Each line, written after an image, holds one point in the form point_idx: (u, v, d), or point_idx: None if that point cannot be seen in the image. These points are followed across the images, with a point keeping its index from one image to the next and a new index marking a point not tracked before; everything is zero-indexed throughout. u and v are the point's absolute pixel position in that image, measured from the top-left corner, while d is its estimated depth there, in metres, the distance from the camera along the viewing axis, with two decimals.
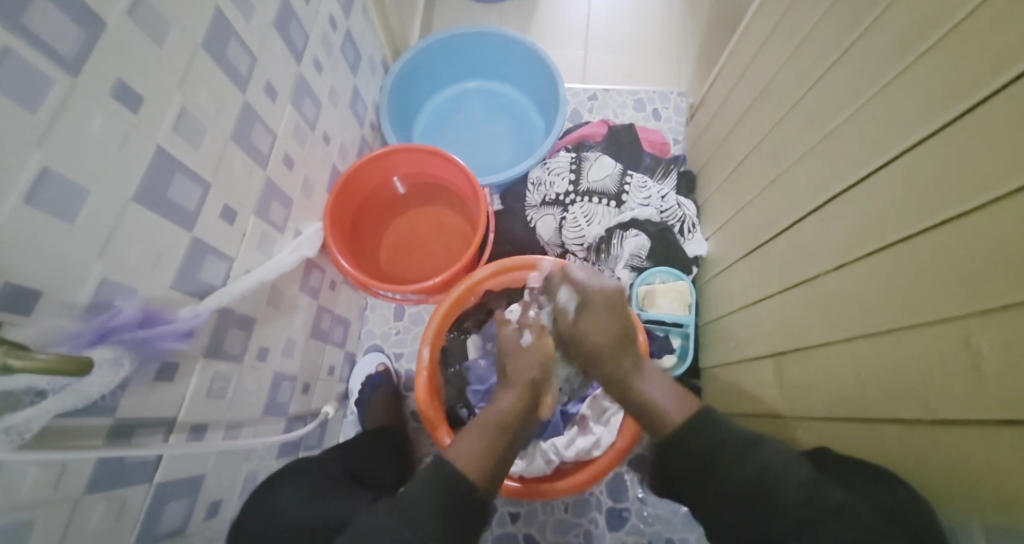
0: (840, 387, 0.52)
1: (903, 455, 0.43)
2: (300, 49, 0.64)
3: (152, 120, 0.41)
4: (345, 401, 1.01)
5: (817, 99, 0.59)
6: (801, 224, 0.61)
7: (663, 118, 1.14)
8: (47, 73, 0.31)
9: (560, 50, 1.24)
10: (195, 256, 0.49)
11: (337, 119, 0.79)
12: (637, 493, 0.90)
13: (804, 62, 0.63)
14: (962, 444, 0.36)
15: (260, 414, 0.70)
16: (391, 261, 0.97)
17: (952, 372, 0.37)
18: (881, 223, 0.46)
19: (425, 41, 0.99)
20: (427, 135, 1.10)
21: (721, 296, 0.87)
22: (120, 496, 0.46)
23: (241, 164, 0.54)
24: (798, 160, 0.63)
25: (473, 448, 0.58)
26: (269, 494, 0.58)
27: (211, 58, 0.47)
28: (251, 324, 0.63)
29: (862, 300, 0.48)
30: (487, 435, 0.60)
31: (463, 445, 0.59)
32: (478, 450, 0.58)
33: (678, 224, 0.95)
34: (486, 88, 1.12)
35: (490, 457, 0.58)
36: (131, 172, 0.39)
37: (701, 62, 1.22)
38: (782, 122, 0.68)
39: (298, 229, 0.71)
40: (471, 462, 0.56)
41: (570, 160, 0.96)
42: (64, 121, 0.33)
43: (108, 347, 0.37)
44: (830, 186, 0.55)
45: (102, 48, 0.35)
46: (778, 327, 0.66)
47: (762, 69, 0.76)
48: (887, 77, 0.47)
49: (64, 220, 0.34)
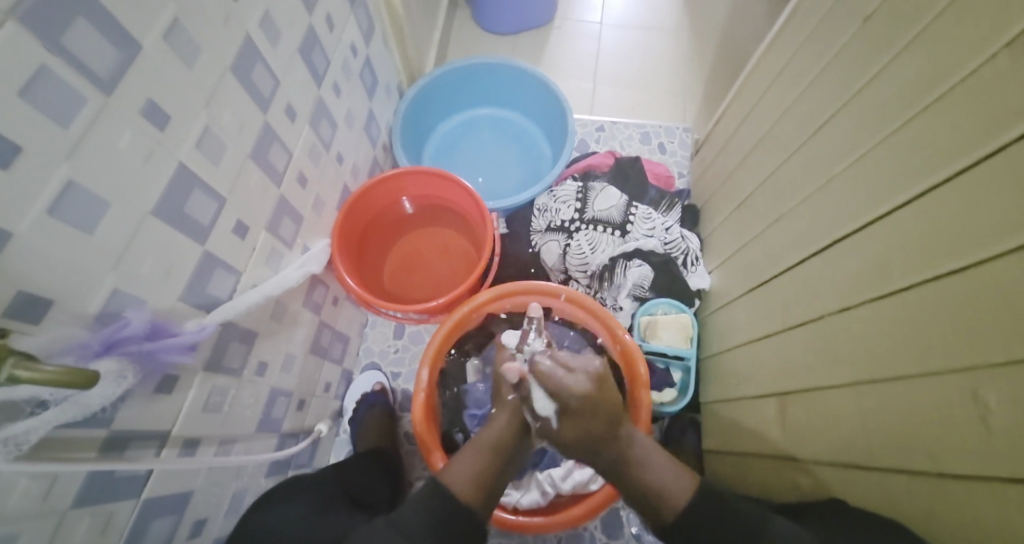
0: (845, 431, 0.51)
1: (911, 506, 0.43)
2: (321, 72, 0.66)
3: (176, 137, 0.42)
4: (339, 419, 1.00)
5: (822, 144, 0.61)
6: (805, 265, 0.62)
7: (668, 151, 1.17)
8: (81, 90, 0.32)
9: (570, 82, 1.28)
10: (205, 269, 0.49)
11: (351, 139, 0.81)
12: (631, 528, 0.89)
13: (810, 107, 0.65)
14: (971, 497, 0.36)
15: (254, 430, 0.69)
16: (394, 280, 0.97)
17: (960, 423, 0.37)
18: (886, 270, 0.46)
19: (441, 68, 1.02)
20: (437, 157, 1.12)
21: (722, 331, 0.87)
22: (107, 510, 0.45)
23: (257, 180, 0.55)
24: (802, 201, 0.64)
25: (469, 472, 0.56)
26: (259, 515, 0.57)
27: (237, 80, 0.48)
28: (252, 338, 0.63)
29: (867, 344, 0.48)
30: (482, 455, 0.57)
31: (457, 462, 0.57)
32: (474, 473, 0.56)
33: (682, 256, 0.96)
34: (497, 115, 1.15)
35: (484, 482, 0.56)
36: (151, 185, 0.40)
37: (707, 100, 1.25)
38: (787, 163, 0.70)
39: (306, 245, 0.71)
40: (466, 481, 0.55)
41: (577, 188, 0.98)
42: (92, 136, 0.34)
43: (114, 359, 0.37)
44: (835, 229, 0.56)
45: (135, 67, 0.36)
46: (780, 366, 0.66)
47: (767, 111, 0.78)
48: (892, 128, 0.48)
49: (82, 230, 0.34)
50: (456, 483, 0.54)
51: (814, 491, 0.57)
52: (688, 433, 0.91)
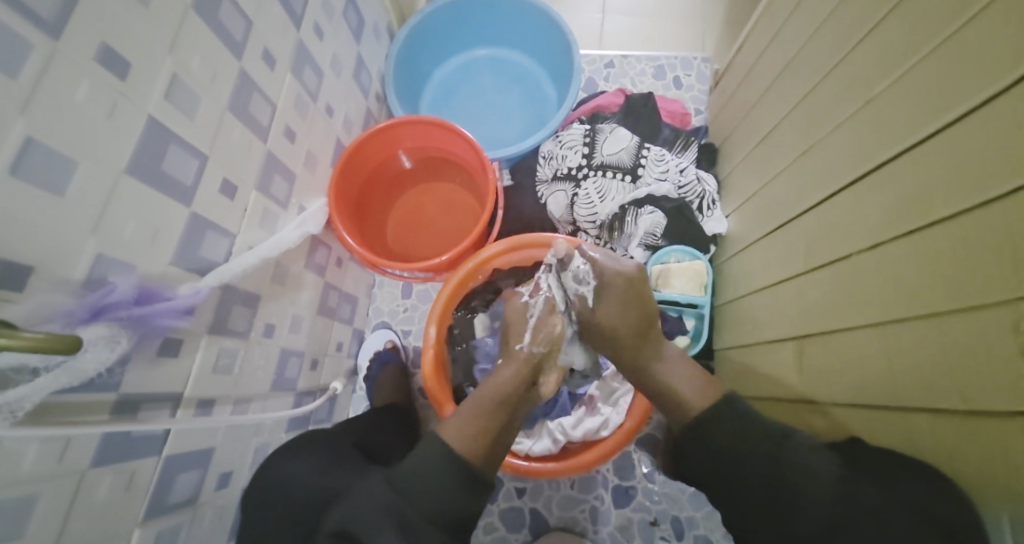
0: (866, 375, 0.50)
1: (936, 447, 0.41)
2: (299, 11, 0.61)
3: (142, 87, 0.39)
4: (354, 376, 1.02)
5: (861, 62, 0.55)
6: (832, 201, 0.58)
7: (684, 86, 1.09)
8: (27, 36, 0.29)
9: (576, 14, 1.18)
10: (195, 231, 0.47)
11: (339, 88, 0.76)
12: (642, 470, 0.90)
13: (849, 20, 0.58)
14: (1002, 437, 0.34)
15: (268, 389, 0.70)
16: (398, 237, 0.95)
17: (999, 360, 0.34)
18: (927, 201, 0.42)
19: (433, 5, 0.95)
20: (435, 105, 1.07)
21: (739, 277, 0.84)
22: (129, 469, 0.46)
23: (240, 135, 0.52)
24: (835, 130, 0.59)
25: (469, 426, 0.56)
26: (279, 468, 0.59)
27: (204, 22, 0.44)
28: (256, 299, 0.62)
29: (900, 282, 0.45)
30: (480, 414, 0.58)
31: (455, 418, 0.58)
32: (476, 426, 0.56)
33: (697, 200, 0.91)
34: (497, 56, 1.07)
35: (487, 433, 0.57)
36: (123, 143, 0.38)
37: (728, 26, 1.15)
38: (818, 88, 0.63)
39: (301, 204, 0.69)
40: (464, 435, 0.55)
41: (584, 132, 0.92)
42: (46, 87, 0.31)
43: (104, 324, 0.36)
44: (870, 159, 0.51)
45: (84, 8, 0.33)
46: (800, 310, 0.63)
47: (798, 30, 0.71)
48: (942, 37, 0.42)
49: (53, 192, 0.33)
50: (457, 438, 0.55)
51: (831, 433, 0.56)
52: None
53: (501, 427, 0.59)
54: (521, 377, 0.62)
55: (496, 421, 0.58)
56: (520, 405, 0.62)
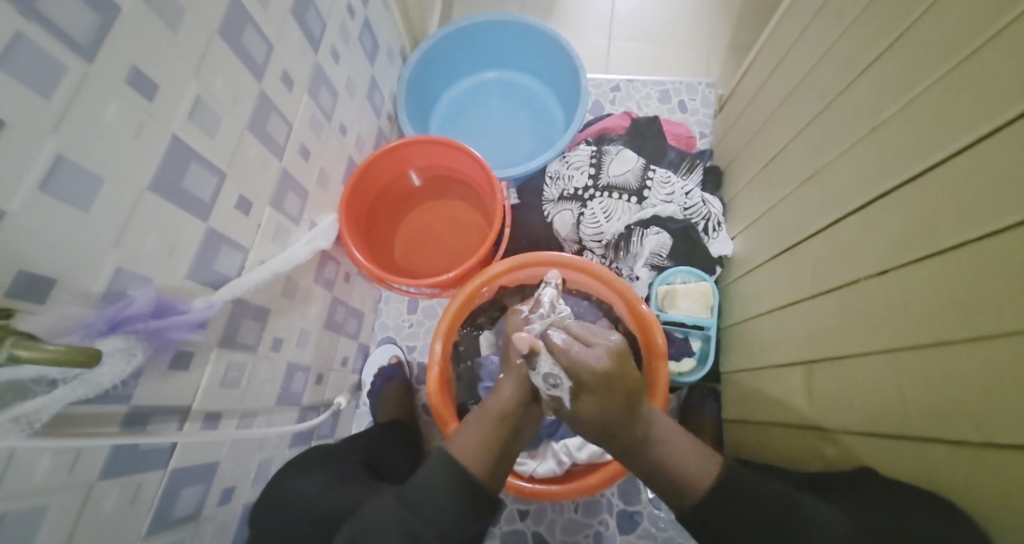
0: (878, 401, 0.49)
1: (953, 479, 0.40)
2: (318, 36, 0.63)
3: (168, 108, 0.40)
4: (358, 392, 1.02)
5: (865, 90, 0.56)
6: (840, 225, 0.58)
7: (689, 110, 1.11)
8: (62, 58, 0.30)
9: (582, 39, 1.21)
10: (211, 246, 0.48)
11: (353, 109, 0.79)
12: (647, 495, 0.89)
13: (853, 49, 0.59)
14: (1016, 466, 0.34)
15: (274, 404, 0.70)
16: (406, 254, 0.96)
17: (1011, 389, 0.34)
18: (935, 227, 0.43)
19: (445, 30, 0.98)
20: (445, 125, 1.09)
21: (745, 300, 0.84)
22: (135, 482, 0.46)
23: (257, 154, 0.53)
24: (840, 155, 0.60)
25: (474, 443, 0.56)
26: (283, 485, 0.58)
27: (228, 46, 0.46)
28: (266, 314, 0.63)
29: (910, 307, 0.45)
30: (488, 431, 0.57)
31: (460, 435, 0.57)
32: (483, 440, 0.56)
33: (702, 222, 0.92)
34: (505, 79, 1.10)
35: (492, 449, 0.56)
36: (146, 160, 0.39)
37: (732, 53, 1.17)
38: (824, 114, 0.64)
39: (313, 220, 0.70)
40: (470, 452, 0.55)
41: (591, 153, 0.94)
42: (78, 107, 0.32)
43: (121, 336, 0.37)
44: (877, 185, 0.52)
45: (117, 33, 0.34)
46: (809, 333, 0.63)
47: (803, 58, 0.72)
48: (947, 67, 0.43)
49: (78, 207, 0.34)
50: (462, 456, 0.54)
51: (841, 461, 0.56)
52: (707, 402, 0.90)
53: (506, 443, 0.58)
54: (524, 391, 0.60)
55: (501, 437, 0.57)
56: (524, 421, 0.60)
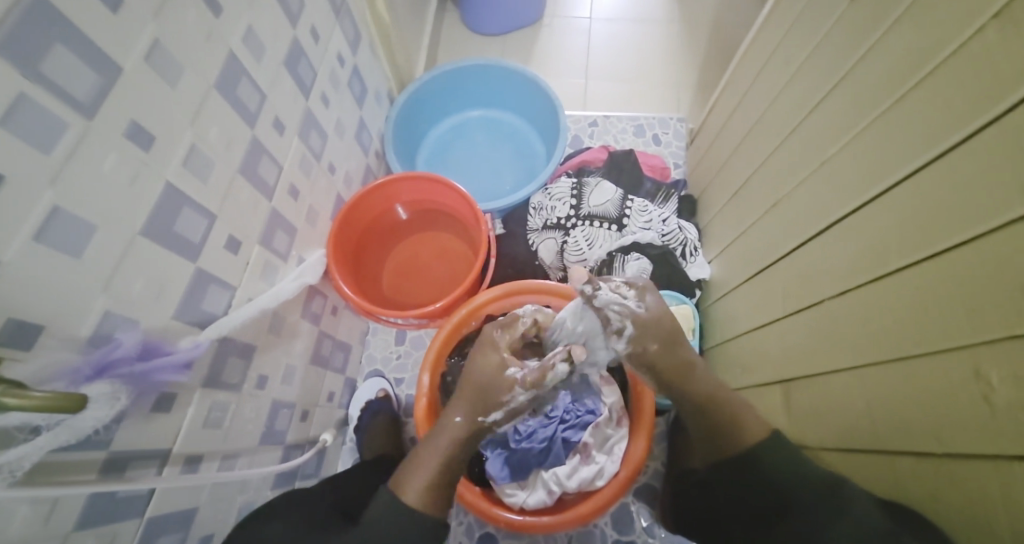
0: (848, 420, 0.51)
1: (920, 491, 0.42)
2: (309, 83, 0.66)
3: (163, 156, 0.42)
4: (344, 427, 1.00)
5: (815, 127, 0.60)
6: (801, 251, 0.62)
7: (663, 143, 1.16)
8: (63, 116, 0.32)
9: (561, 78, 1.27)
10: (199, 286, 0.49)
11: (342, 148, 0.81)
12: (641, 523, 0.88)
13: (803, 90, 0.64)
14: (974, 475, 0.36)
15: (257, 443, 0.69)
16: (393, 285, 0.97)
17: (963, 402, 0.36)
18: (883, 252, 0.46)
19: (430, 72, 1.02)
20: (431, 160, 1.12)
21: (724, 321, 0.87)
22: (111, 532, 0.45)
23: (247, 195, 0.55)
24: (798, 187, 0.63)
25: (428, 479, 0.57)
26: (266, 527, 0.57)
27: (223, 96, 0.48)
28: (251, 351, 0.63)
29: (868, 329, 0.48)
30: (439, 465, 0.58)
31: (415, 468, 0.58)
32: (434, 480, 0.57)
33: (680, 247, 0.95)
34: (489, 115, 1.14)
35: (441, 487, 0.58)
36: (139, 207, 0.40)
37: (700, 89, 1.24)
38: (781, 148, 0.69)
39: (301, 256, 0.71)
40: (423, 490, 0.56)
41: (571, 186, 0.97)
42: (77, 160, 0.34)
43: (106, 381, 0.37)
44: (830, 215, 0.55)
45: (117, 89, 0.36)
46: (782, 355, 0.65)
47: (759, 97, 0.78)
48: (884, 107, 0.47)
49: (71, 255, 0.34)
50: (413, 493, 0.56)
51: None
52: None
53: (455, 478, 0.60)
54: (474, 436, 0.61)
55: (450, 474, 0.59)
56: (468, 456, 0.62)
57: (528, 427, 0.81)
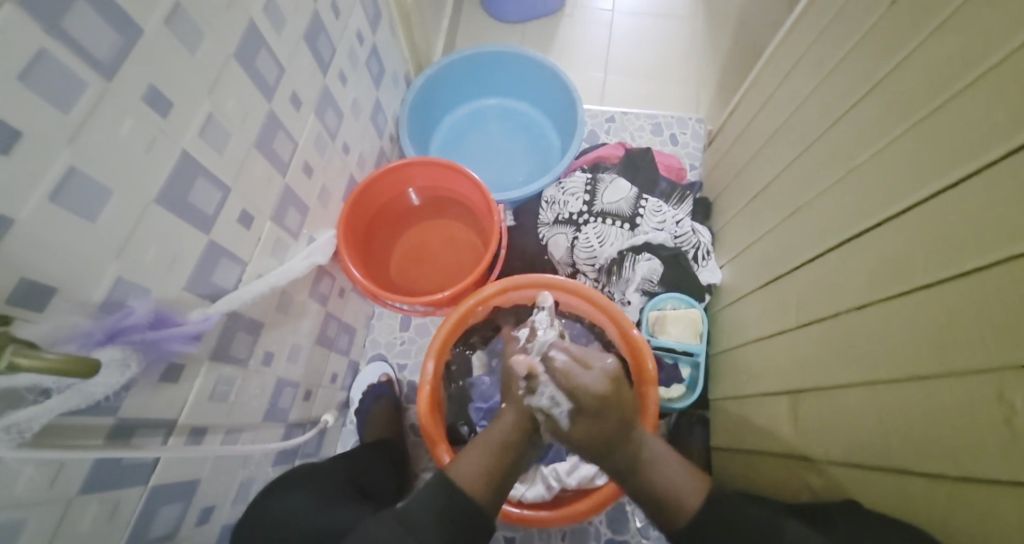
0: (860, 434, 0.50)
1: (929, 512, 0.41)
2: (327, 59, 0.65)
3: (179, 125, 0.41)
4: (346, 409, 1.00)
5: (844, 134, 0.59)
6: (820, 260, 0.60)
7: (680, 143, 1.15)
8: (82, 74, 0.31)
9: (580, 72, 1.26)
10: (210, 259, 0.49)
11: (357, 129, 0.80)
12: (636, 524, 0.88)
13: (833, 95, 0.63)
14: (989, 499, 0.35)
15: (260, 420, 0.69)
16: (401, 272, 0.97)
17: (983, 425, 0.36)
18: (910, 264, 0.45)
19: (449, 58, 1.01)
20: (445, 147, 1.11)
21: (733, 328, 0.86)
22: (114, 497, 0.45)
23: (262, 170, 0.55)
24: (821, 193, 0.62)
25: (480, 469, 0.55)
26: (266, 504, 0.57)
27: (241, 67, 0.48)
28: (258, 328, 0.63)
29: (888, 342, 0.47)
30: (491, 457, 0.57)
31: (464, 461, 0.56)
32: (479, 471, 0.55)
33: (692, 250, 0.94)
34: (505, 106, 1.13)
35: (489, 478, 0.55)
36: (154, 174, 0.40)
37: (721, 90, 1.22)
38: (805, 155, 0.68)
39: (311, 236, 0.71)
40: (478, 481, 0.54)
41: (586, 181, 0.96)
42: (94, 121, 0.33)
43: (117, 347, 0.37)
44: (854, 224, 0.54)
45: (136, 52, 0.35)
46: (793, 363, 0.64)
47: (786, 101, 0.76)
48: (920, 116, 0.46)
49: (85, 218, 0.34)
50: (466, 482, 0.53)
51: (826, 492, 0.56)
52: (695, 430, 0.90)
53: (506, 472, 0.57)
54: (523, 423, 0.59)
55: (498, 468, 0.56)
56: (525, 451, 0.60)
57: None
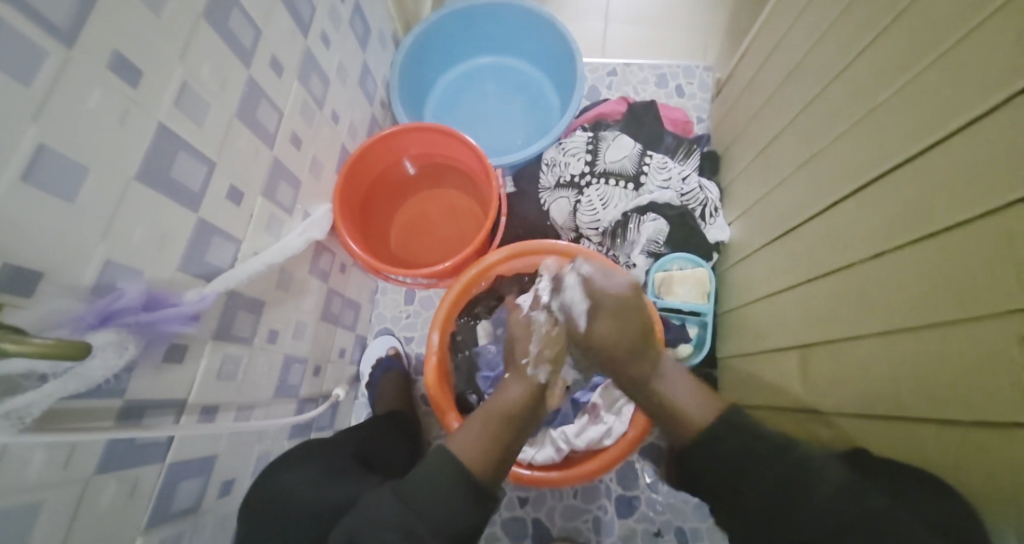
0: (871, 385, 0.50)
1: (941, 460, 0.41)
2: (307, 20, 0.62)
3: (153, 95, 0.39)
4: (357, 383, 1.01)
5: (862, 72, 0.55)
6: (835, 209, 0.58)
7: (686, 94, 1.10)
8: (40, 43, 0.29)
9: (579, 23, 1.19)
10: (203, 236, 0.48)
11: (346, 96, 0.77)
12: (646, 481, 0.90)
13: (850, 30, 0.58)
14: (1005, 446, 0.34)
15: (272, 396, 0.70)
16: (402, 243, 0.96)
17: (1000, 371, 0.34)
18: (930, 208, 0.42)
19: (438, 14, 0.96)
20: (439, 112, 1.07)
21: (741, 285, 0.85)
22: (132, 476, 0.46)
23: (248, 142, 0.52)
24: (835, 139, 0.59)
25: (479, 440, 0.57)
26: (282, 475, 0.58)
27: (214, 30, 0.45)
28: (260, 306, 0.62)
29: (903, 291, 0.45)
30: (487, 427, 0.58)
31: (462, 434, 0.58)
32: (483, 440, 0.57)
33: (699, 208, 0.91)
34: (500, 64, 1.08)
35: (493, 447, 0.56)
36: (133, 150, 0.38)
37: (728, 35, 1.16)
38: (821, 96, 0.63)
39: (307, 210, 0.69)
40: (476, 451, 0.55)
41: (587, 139, 0.93)
42: (60, 94, 0.31)
43: (112, 330, 0.36)
44: (871, 168, 0.52)
45: (97, 17, 0.33)
46: (804, 316, 0.63)
47: (800, 40, 0.71)
48: (943, 48, 0.43)
49: (64, 198, 0.33)
50: (465, 453, 0.55)
51: (835, 442, 0.55)
52: None
53: (510, 440, 0.59)
54: (531, 393, 0.62)
55: (501, 436, 0.58)
56: (529, 419, 0.62)
57: None
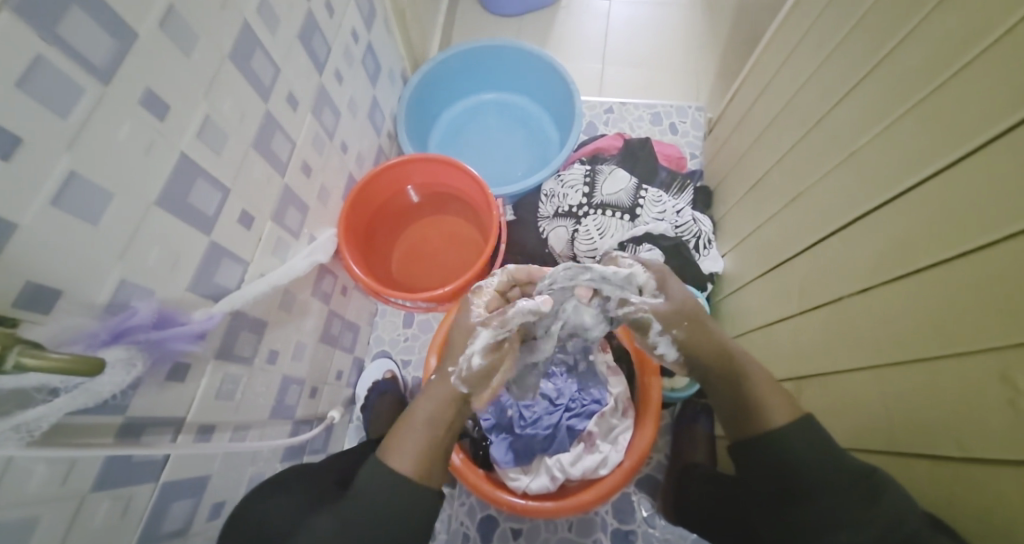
0: (864, 419, 0.51)
1: (937, 495, 0.42)
2: (322, 58, 0.66)
3: (177, 126, 0.42)
4: (352, 406, 1.01)
5: (844, 118, 0.59)
6: (822, 245, 0.60)
7: (680, 132, 1.14)
8: (80, 80, 0.32)
9: (578, 63, 1.25)
10: (212, 259, 0.50)
11: (355, 127, 0.81)
12: (641, 514, 0.89)
13: (832, 79, 0.62)
14: (997, 482, 0.35)
15: (268, 417, 0.70)
16: (402, 268, 0.97)
17: (987, 407, 0.36)
18: (912, 248, 0.44)
19: (446, 52, 1.01)
20: (443, 143, 1.11)
21: (735, 317, 0.86)
22: (127, 494, 0.46)
23: (261, 170, 0.55)
24: (821, 179, 0.62)
25: (415, 448, 0.54)
26: (273, 498, 0.58)
27: (237, 69, 0.48)
28: (262, 327, 0.63)
29: (889, 326, 0.47)
30: (427, 436, 0.56)
31: (401, 439, 0.55)
32: (418, 449, 0.54)
33: (694, 239, 0.93)
34: (503, 99, 1.13)
35: (432, 459, 0.55)
36: (155, 177, 0.40)
37: (720, 78, 1.21)
38: (806, 138, 0.67)
39: (312, 234, 0.72)
40: (412, 458, 0.53)
41: (585, 173, 0.96)
42: (94, 126, 0.34)
43: (122, 347, 0.38)
44: (854, 209, 0.54)
45: (133, 57, 0.36)
46: (796, 350, 0.65)
47: (786, 85, 0.76)
48: (919, 98, 0.46)
49: (88, 222, 0.35)
50: (403, 462, 0.52)
51: None
52: (700, 419, 0.90)
53: (444, 443, 0.57)
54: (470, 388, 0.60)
55: (442, 443, 0.56)
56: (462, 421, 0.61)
57: (533, 412, 0.81)
